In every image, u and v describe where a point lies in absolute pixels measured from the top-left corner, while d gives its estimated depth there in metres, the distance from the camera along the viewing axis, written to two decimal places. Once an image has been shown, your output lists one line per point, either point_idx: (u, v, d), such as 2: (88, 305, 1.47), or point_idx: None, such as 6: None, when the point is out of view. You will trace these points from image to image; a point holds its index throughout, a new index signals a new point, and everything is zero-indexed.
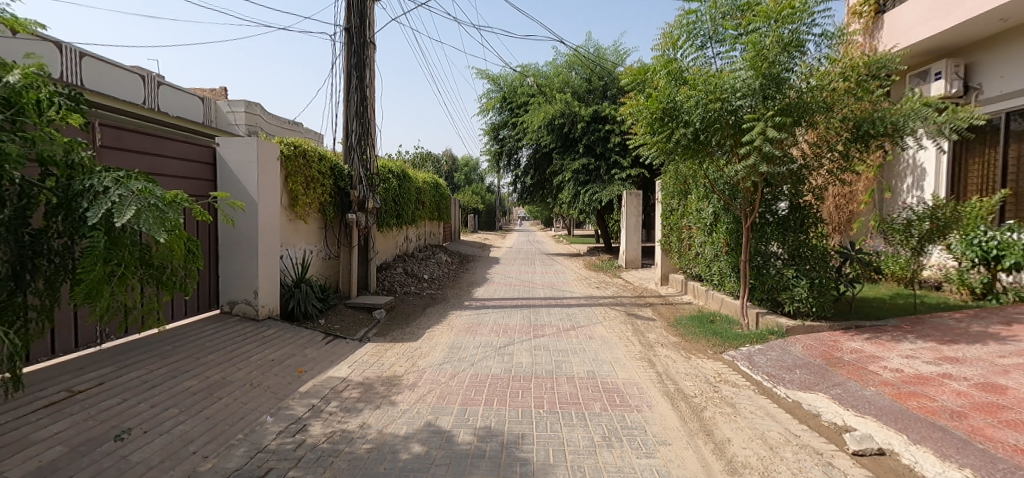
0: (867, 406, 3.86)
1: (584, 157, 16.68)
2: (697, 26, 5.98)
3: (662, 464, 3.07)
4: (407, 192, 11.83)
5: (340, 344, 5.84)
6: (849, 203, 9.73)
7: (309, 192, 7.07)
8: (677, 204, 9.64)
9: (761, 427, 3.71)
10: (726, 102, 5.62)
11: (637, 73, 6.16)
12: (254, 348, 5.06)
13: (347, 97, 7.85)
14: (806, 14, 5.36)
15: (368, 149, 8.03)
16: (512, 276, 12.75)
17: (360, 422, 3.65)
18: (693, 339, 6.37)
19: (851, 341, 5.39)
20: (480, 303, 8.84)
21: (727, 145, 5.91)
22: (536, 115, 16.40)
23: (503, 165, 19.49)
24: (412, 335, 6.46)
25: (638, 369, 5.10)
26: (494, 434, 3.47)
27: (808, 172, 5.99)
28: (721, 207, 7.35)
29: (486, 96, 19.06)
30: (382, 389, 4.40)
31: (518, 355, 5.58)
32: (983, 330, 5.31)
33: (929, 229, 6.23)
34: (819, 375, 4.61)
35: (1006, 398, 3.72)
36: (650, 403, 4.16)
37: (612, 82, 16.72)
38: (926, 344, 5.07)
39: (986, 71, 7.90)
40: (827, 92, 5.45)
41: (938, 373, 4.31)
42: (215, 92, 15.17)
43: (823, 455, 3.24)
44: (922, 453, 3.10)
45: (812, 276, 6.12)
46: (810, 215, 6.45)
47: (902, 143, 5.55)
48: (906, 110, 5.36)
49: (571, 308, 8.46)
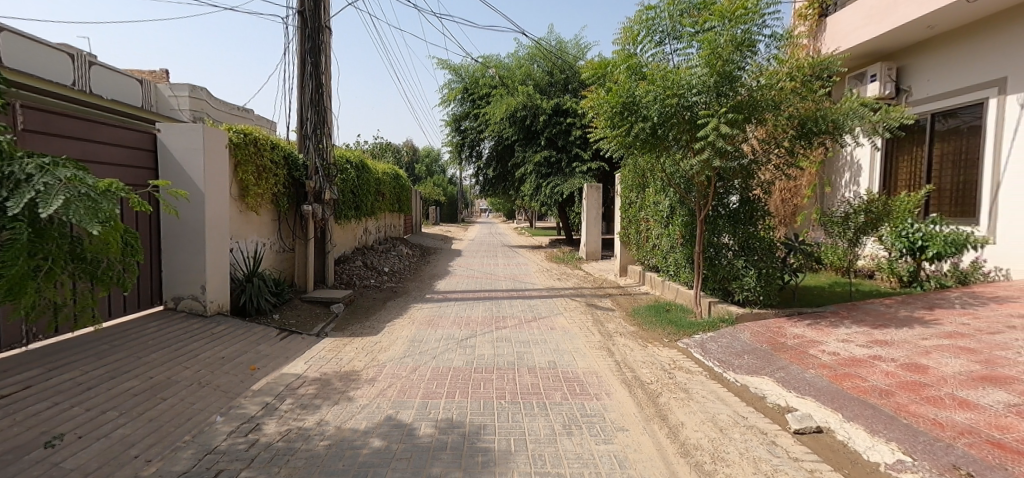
0: (807, 388, 4.12)
1: (545, 149, 16.81)
2: (655, 22, 6.12)
3: (620, 449, 3.18)
4: (366, 183, 11.56)
5: (295, 339, 5.67)
6: (794, 197, 10.32)
7: (261, 182, 6.75)
8: (635, 197, 9.89)
9: (712, 411, 3.90)
10: (683, 98, 5.79)
11: (598, 67, 6.30)
12: (201, 346, 4.83)
13: (302, 83, 7.56)
14: (758, 15, 5.57)
15: (325, 138, 7.79)
16: (475, 269, 12.76)
17: (318, 418, 3.57)
18: (650, 329, 6.58)
19: (794, 328, 5.71)
20: (442, 296, 8.78)
21: (683, 140, 6.10)
22: (498, 107, 16.37)
23: (465, 156, 19.43)
24: (371, 329, 6.35)
25: (597, 359, 5.22)
26: (455, 426, 3.48)
27: (757, 167, 6.26)
28: (677, 200, 7.58)
29: (447, 87, 18.88)
30: (341, 385, 4.31)
31: (479, 347, 5.59)
32: (910, 314, 5.74)
33: (864, 222, 6.67)
34: (765, 360, 4.87)
35: (928, 376, 4.03)
36: (608, 391, 4.28)
37: (574, 75, 16.87)
38: (860, 329, 5.44)
39: (915, 75, 8.52)
40: (775, 91, 5.65)
41: (870, 356, 4.63)
42: (155, 74, 14.26)
43: (768, 435, 3.45)
44: (855, 430, 3.35)
45: (760, 267, 6.42)
46: (759, 208, 6.72)
47: (841, 140, 5.89)
48: (845, 110, 5.71)
49: (533, 300, 8.54)
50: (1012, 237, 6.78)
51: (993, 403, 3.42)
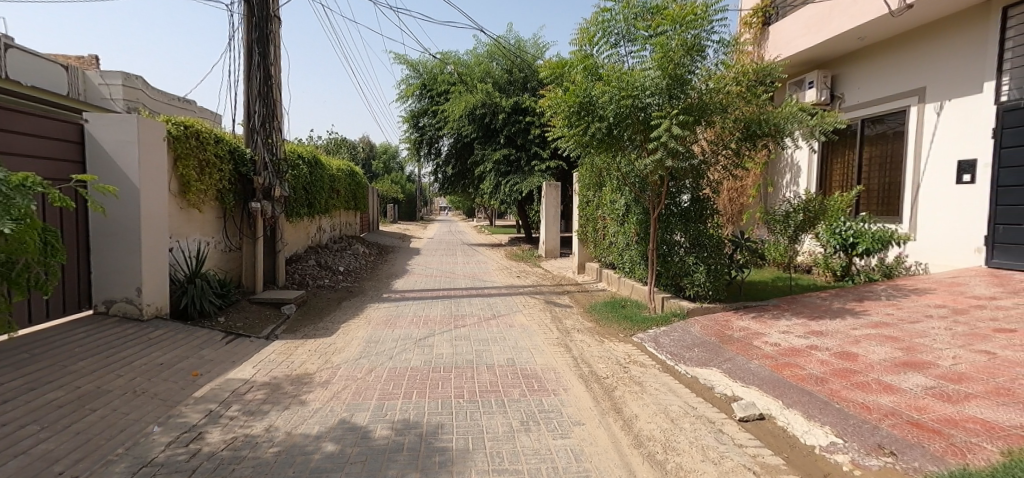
0: (751, 377, 4.34)
1: (504, 148, 16.84)
2: (611, 25, 6.25)
3: (576, 443, 3.24)
4: (320, 179, 11.20)
5: (243, 343, 5.43)
6: (740, 196, 10.82)
7: (204, 178, 6.39)
8: (593, 195, 10.07)
9: (664, 402, 4.03)
10: (637, 100, 5.95)
11: (556, 67, 6.39)
12: (137, 352, 4.54)
13: (248, 74, 7.22)
14: (706, 22, 5.78)
15: (274, 132, 7.50)
16: (433, 267, 12.64)
17: (266, 425, 3.43)
18: (606, 324, 6.74)
19: (740, 320, 6.00)
20: (400, 295, 8.64)
21: (637, 140, 6.27)
22: (457, 104, 16.25)
23: (424, 154, 19.20)
24: (324, 330, 6.17)
25: (555, 355, 5.29)
26: (412, 426, 3.44)
27: (706, 167, 6.54)
28: (632, 199, 7.78)
29: (405, 82, 18.57)
30: (291, 389, 4.16)
31: (437, 346, 5.54)
32: (843, 306, 6.15)
33: (802, 220, 7.11)
34: (713, 352, 5.09)
35: (858, 364, 4.32)
36: (566, 386, 4.35)
37: (532, 74, 16.97)
38: (798, 320, 5.78)
39: (847, 82, 9.12)
40: (722, 95, 5.90)
41: (808, 346, 4.92)
42: (84, 61, 13.25)
43: (715, 424, 3.62)
44: (793, 416, 3.56)
45: (709, 263, 6.76)
46: (708, 207, 7.01)
47: (783, 143, 6.22)
48: (786, 113, 6.03)
49: (492, 298, 8.54)
50: (931, 234, 7.39)
51: (914, 386, 3.71)
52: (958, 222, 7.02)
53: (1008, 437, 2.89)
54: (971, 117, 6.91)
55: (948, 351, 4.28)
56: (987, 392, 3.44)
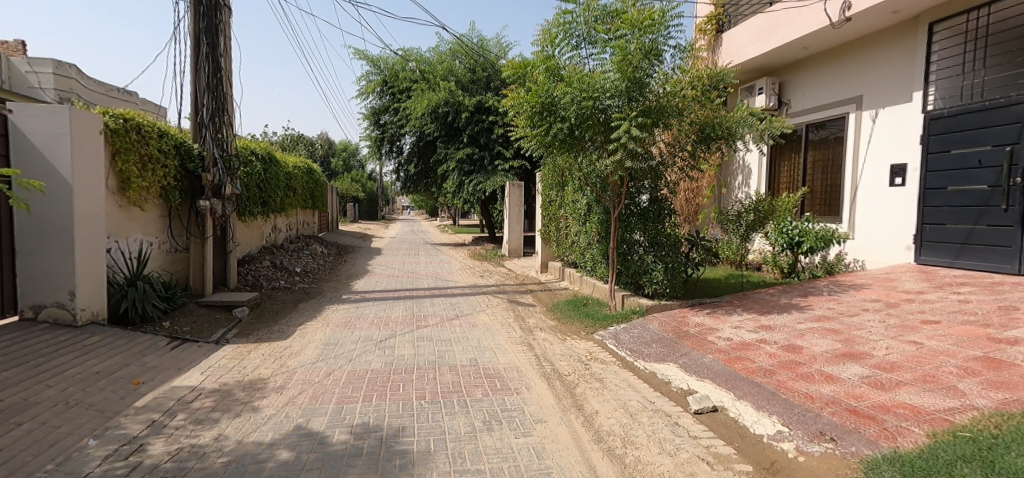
0: (705, 371, 4.50)
1: (467, 147, 16.77)
2: (572, 27, 6.33)
3: (537, 441, 3.26)
4: (275, 177, 10.80)
5: (190, 348, 5.16)
6: (696, 197, 11.04)
7: (146, 174, 6.04)
8: (555, 195, 10.18)
9: (623, 398, 4.13)
10: (597, 101, 6.07)
11: (518, 67, 6.42)
12: (70, 360, 4.24)
13: (196, 66, 6.86)
14: (663, 27, 5.94)
15: (224, 128, 7.23)
16: (395, 267, 12.43)
17: (215, 433, 3.28)
18: (568, 322, 6.83)
19: (696, 316, 6.22)
20: (360, 296, 8.46)
21: (598, 141, 6.39)
22: (419, 102, 16.05)
23: (385, 152, 18.87)
24: (280, 333, 5.96)
25: (518, 353, 5.32)
26: (371, 430, 3.37)
27: (664, 169, 6.73)
28: (593, 199, 7.91)
29: (365, 78, 18.18)
30: (243, 395, 4.00)
31: (398, 347, 5.46)
32: (789, 301, 6.48)
33: (753, 220, 7.47)
34: (670, 347, 5.25)
35: (802, 356, 4.56)
36: (528, 384, 4.38)
37: (495, 74, 16.95)
38: (749, 315, 6.05)
39: (793, 90, 9.60)
40: (678, 98, 6.09)
41: (757, 339, 5.15)
42: (10, 47, 12.28)
43: (671, 417, 3.73)
44: (744, 406, 3.72)
45: (666, 261, 6.99)
46: (666, 207, 7.22)
47: (735, 146, 6.48)
48: (738, 117, 6.29)
49: (454, 297, 8.48)
50: (869, 233, 7.87)
51: (852, 376, 3.95)
52: (891, 222, 7.52)
53: (932, 420, 3.12)
54: (902, 124, 7.42)
55: (882, 342, 4.59)
56: (916, 380, 3.70)
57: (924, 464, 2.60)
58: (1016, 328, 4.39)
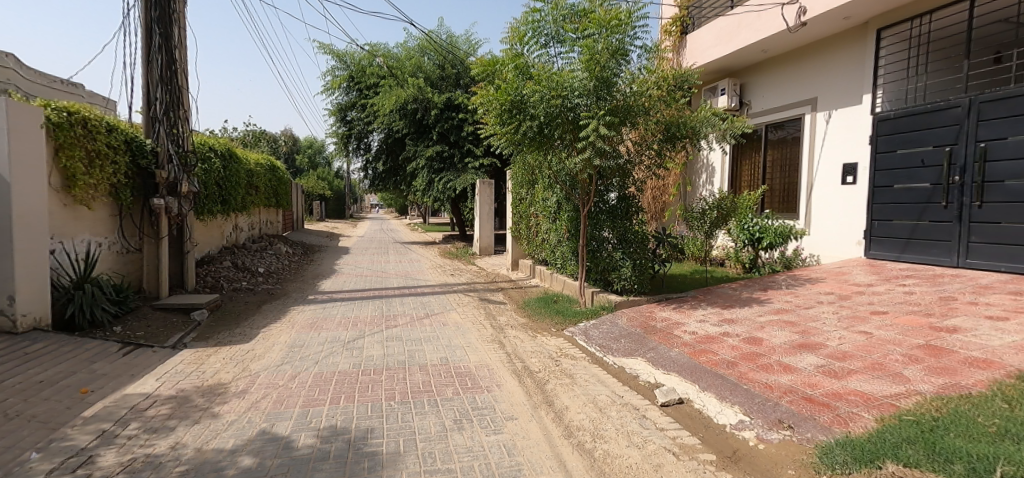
0: (672, 364, 4.62)
1: (437, 144, 16.61)
2: (540, 25, 6.35)
3: (508, 438, 3.27)
4: (236, 174, 10.43)
5: (144, 354, 4.93)
6: (663, 194, 11.33)
7: (94, 171, 5.72)
8: (525, 193, 10.21)
9: (593, 392, 4.18)
10: (566, 100, 6.12)
11: (488, 64, 6.40)
12: (11, 370, 3.99)
13: (147, 57, 6.56)
14: (629, 27, 6.02)
15: (179, 122, 6.92)
16: (363, 267, 12.21)
17: (172, 442, 3.15)
18: (539, 319, 6.88)
19: (663, 311, 6.37)
20: (327, 296, 8.27)
21: (567, 139, 6.45)
22: (387, 98, 15.78)
23: (352, 149, 18.50)
24: (242, 336, 5.77)
25: (489, 351, 5.32)
26: (339, 433, 3.30)
27: (632, 167, 6.84)
28: (563, 197, 7.97)
29: (331, 73, 17.76)
30: (202, 401, 3.85)
31: (367, 348, 5.36)
32: (751, 295, 6.71)
33: (717, 217, 7.69)
34: (638, 342, 5.35)
35: (763, 347, 4.73)
36: (499, 382, 4.38)
37: (465, 71, 16.85)
38: (713, 309, 6.23)
39: (753, 91, 9.93)
40: (645, 98, 6.20)
41: (721, 333, 5.32)
42: None
43: (639, 410, 3.81)
44: (708, 398, 3.83)
45: (634, 258, 7.10)
46: (633, 205, 7.35)
47: (699, 145, 6.66)
48: (701, 117, 6.47)
49: (425, 296, 8.40)
50: (823, 229, 8.22)
51: (808, 366, 4.12)
52: (844, 218, 7.88)
53: (881, 405, 3.30)
54: (853, 125, 7.78)
55: (836, 332, 4.81)
56: (866, 368, 3.89)
57: (873, 448, 2.75)
58: (956, 317, 4.68)
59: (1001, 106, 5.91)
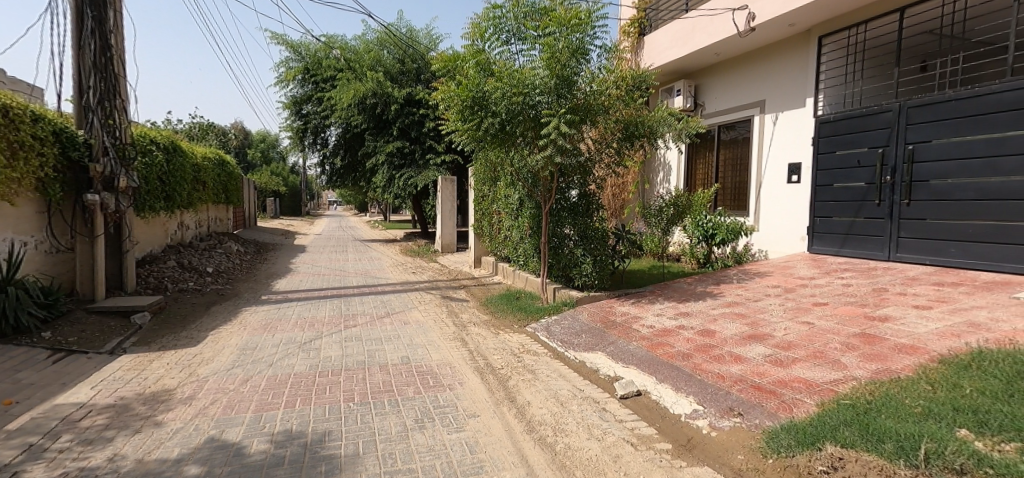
0: (630, 358, 4.73)
1: (397, 140, 16.31)
2: (501, 22, 6.33)
3: (470, 436, 3.26)
4: (182, 169, 9.89)
5: (78, 361, 4.61)
6: (622, 192, 11.35)
7: (19, 164, 5.27)
8: (487, 190, 10.18)
9: (554, 387, 4.23)
10: (527, 97, 6.13)
11: (448, 60, 6.34)
12: None
13: (78, 42, 6.11)
14: (589, 27, 6.08)
15: (116, 112, 6.48)
16: (320, 265, 11.85)
17: (110, 453, 2.96)
18: (501, 316, 6.89)
19: (622, 306, 6.51)
20: (282, 296, 7.98)
21: (529, 137, 6.47)
22: (345, 92, 15.34)
23: (308, 143, 17.91)
24: (189, 339, 5.48)
25: (451, 349, 5.28)
26: (294, 437, 3.20)
27: (592, 164, 6.95)
28: (525, 194, 8.00)
29: (284, 65, 17.11)
30: (144, 409, 3.63)
31: (325, 349, 5.22)
32: (704, 289, 6.96)
33: (673, 214, 7.94)
34: (598, 337, 5.45)
35: (715, 339, 4.92)
36: (461, 380, 4.35)
37: (425, 66, 16.61)
38: (669, 304, 6.42)
39: (707, 92, 10.28)
40: (604, 97, 6.30)
41: (676, 326, 5.49)
42: None
43: (599, 403, 3.89)
44: (665, 389, 3.95)
45: (595, 254, 7.23)
46: (594, 202, 7.48)
47: (656, 144, 6.84)
48: (658, 117, 6.65)
49: (385, 295, 8.25)
50: (771, 225, 8.63)
51: (756, 356, 4.32)
52: (790, 215, 8.29)
53: (821, 391, 3.50)
54: (798, 127, 8.19)
55: (782, 323, 5.06)
56: (808, 356, 4.12)
57: (814, 431, 2.91)
58: (888, 307, 5.02)
59: (926, 111, 6.36)
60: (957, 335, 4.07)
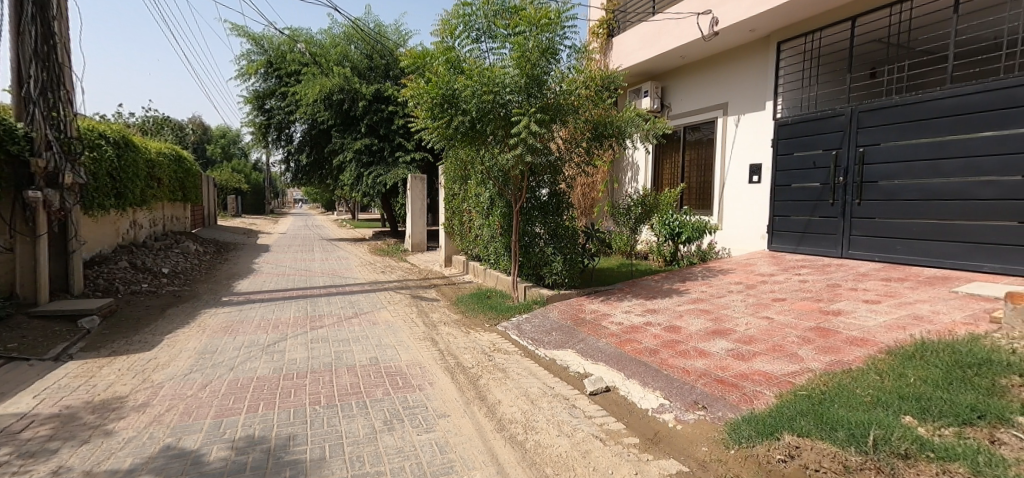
0: (599, 354, 4.79)
1: (366, 137, 16.01)
2: (471, 19, 6.29)
3: (440, 436, 3.23)
4: (134, 165, 9.43)
5: (19, 369, 4.33)
6: (592, 191, 11.60)
7: None
8: (458, 188, 10.12)
9: (525, 385, 4.25)
10: (499, 96, 6.09)
11: (417, 57, 6.26)
12: None
13: (18, 28, 5.73)
14: (559, 27, 6.11)
15: (60, 104, 6.12)
16: (285, 265, 11.52)
17: (55, 466, 2.80)
18: (472, 315, 6.87)
19: (591, 304, 6.59)
20: (244, 297, 7.71)
21: (499, 135, 6.46)
22: (311, 87, 14.94)
23: (272, 139, 17.39)
24: (143, 344, 5.23)
25: (421, 349, 5.22)
26: (256, 442, 3.10)
27: (562, 163, 7.00)
28: (496, 193, 7.99)
29: (246, 58, 16.54)
30: (93, 418, 3.44)
31: (290, 351, 5.07)
32: (671, 286, 7.12)
33: (641, 213, 8.09)
34: (568, 334, 5.50)
35: (681, 335, 5.04)
36: (431, 380, 4.31)
37: (394, 62, 16.35)
38: (638, 301, 6.54)
39: (673, 94, 10.51)
40: (574, 97, 6.35)
41: (644, 322, 5.59)
42: None
43: (569, 400, 3.92)
44: (632, 385, 4.02)
45: (565, 253, 7.28)
46: (565, 201, 7.52)
47: (625, 144, 6.94)
48: (626, 118, 6.75)
49: (353, 295, 8.09)
50: (734, 224, 8.90)
51: (720, 350, 4.45)
52: (751, 214, 8.58)
53: (780, 383, 3.63)
54: (759, 129, 8.47)
55: (744, 318, 5.23)
56: (768, 350, 4.27)
57: (773, 422, 3.02)
58: (841, 301, 5.26)
59: (877, 115, 6.67)
60: (904, 327, 4.30)
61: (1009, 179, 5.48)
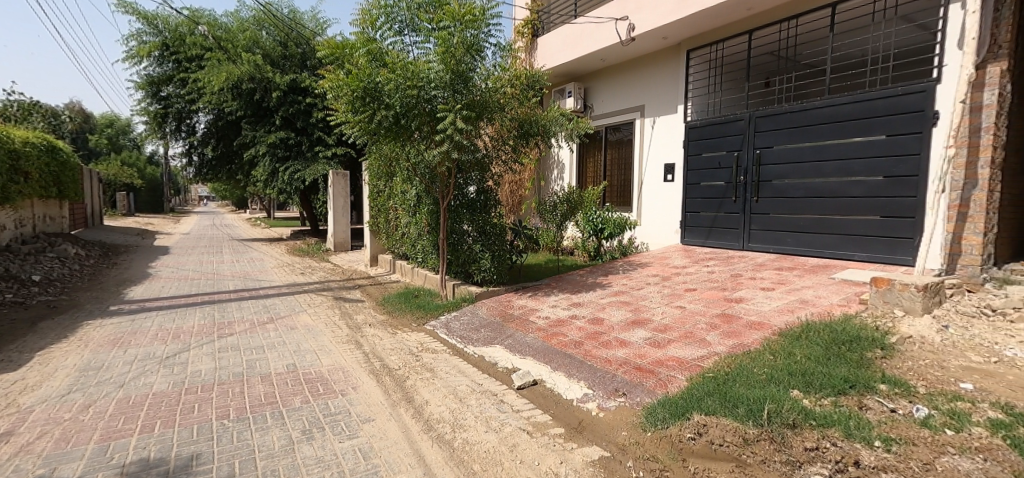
0: (527, 349, 4.87)
1: (281, 130, 15.03)
2: (393, 11, 6.11)
3: (364, 441, 3.12)
4: None
5: None
6: (519, 189, 11.75)
7: None
8: (383, 185, 9.79)
9: (453, 384, 4.22)
10: (422, 90, 5.99)
11: (335, 47, 5.97)
12: None
13: None
14: (483, 24, 6.10)
15: None
16: (188, 269, 10.53)
17: None
18: (398, 315, 6.70)
19: (519, 299, 6.69)
20: (139, 306, 6.95)
21: (424, 131, 6.34)
22: (215, 75, 13.74)
23: (170, 130, 15.79)
24: (7, 363, 4.54)
25: (344, 353, 5.01)
26: (152, 465, 2.81)
27: (489, 161, 7.00)
28: (422, 189, 7.83)
29: (137, 39, 14.86)
30: None
31: (194, 363, 4.65)
32: (595, 280, 7.40)
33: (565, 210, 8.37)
34: (496, 331, 5.53)
35: (604, 326, 5.26)
36: (355, 384, 4.15)
37: (311, 51, 15.44)
38: (563, 295, 6.73)
39: (594, 96, 10.89)
40: (500, 94, 6.38)
41: (569, 316, 5.76)
42: None
43: (497, 395, 3.95)
44: (558, 377, 4.13)
45: (493, 249, 7.32)
46: (492, 198, 7.53)
47: (550, 143, 7.09)
48: (551, 117, 6.89)
49: (269, 299, 7.59)
50: (652, 219, 9.43)
51: (639, 339, 4.69)
52: (666, 211, 9.13)
53: (692, 367, 3.90)
54: (672, 131, 9.02)
55: (660, 308, 5.56)
56: (681, 337, 4.57)
57: (684, 403, 3.24)
58: (742, 290, 5.75)
59: (770, 121, 7.36)
60: (793, 311, 4.80)
61: (874, 179, 6.28)
